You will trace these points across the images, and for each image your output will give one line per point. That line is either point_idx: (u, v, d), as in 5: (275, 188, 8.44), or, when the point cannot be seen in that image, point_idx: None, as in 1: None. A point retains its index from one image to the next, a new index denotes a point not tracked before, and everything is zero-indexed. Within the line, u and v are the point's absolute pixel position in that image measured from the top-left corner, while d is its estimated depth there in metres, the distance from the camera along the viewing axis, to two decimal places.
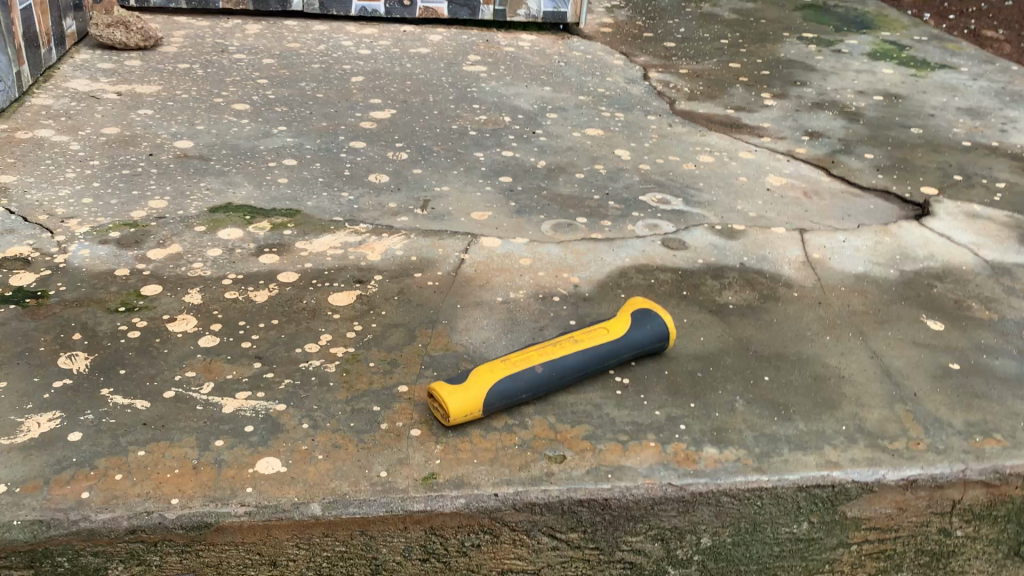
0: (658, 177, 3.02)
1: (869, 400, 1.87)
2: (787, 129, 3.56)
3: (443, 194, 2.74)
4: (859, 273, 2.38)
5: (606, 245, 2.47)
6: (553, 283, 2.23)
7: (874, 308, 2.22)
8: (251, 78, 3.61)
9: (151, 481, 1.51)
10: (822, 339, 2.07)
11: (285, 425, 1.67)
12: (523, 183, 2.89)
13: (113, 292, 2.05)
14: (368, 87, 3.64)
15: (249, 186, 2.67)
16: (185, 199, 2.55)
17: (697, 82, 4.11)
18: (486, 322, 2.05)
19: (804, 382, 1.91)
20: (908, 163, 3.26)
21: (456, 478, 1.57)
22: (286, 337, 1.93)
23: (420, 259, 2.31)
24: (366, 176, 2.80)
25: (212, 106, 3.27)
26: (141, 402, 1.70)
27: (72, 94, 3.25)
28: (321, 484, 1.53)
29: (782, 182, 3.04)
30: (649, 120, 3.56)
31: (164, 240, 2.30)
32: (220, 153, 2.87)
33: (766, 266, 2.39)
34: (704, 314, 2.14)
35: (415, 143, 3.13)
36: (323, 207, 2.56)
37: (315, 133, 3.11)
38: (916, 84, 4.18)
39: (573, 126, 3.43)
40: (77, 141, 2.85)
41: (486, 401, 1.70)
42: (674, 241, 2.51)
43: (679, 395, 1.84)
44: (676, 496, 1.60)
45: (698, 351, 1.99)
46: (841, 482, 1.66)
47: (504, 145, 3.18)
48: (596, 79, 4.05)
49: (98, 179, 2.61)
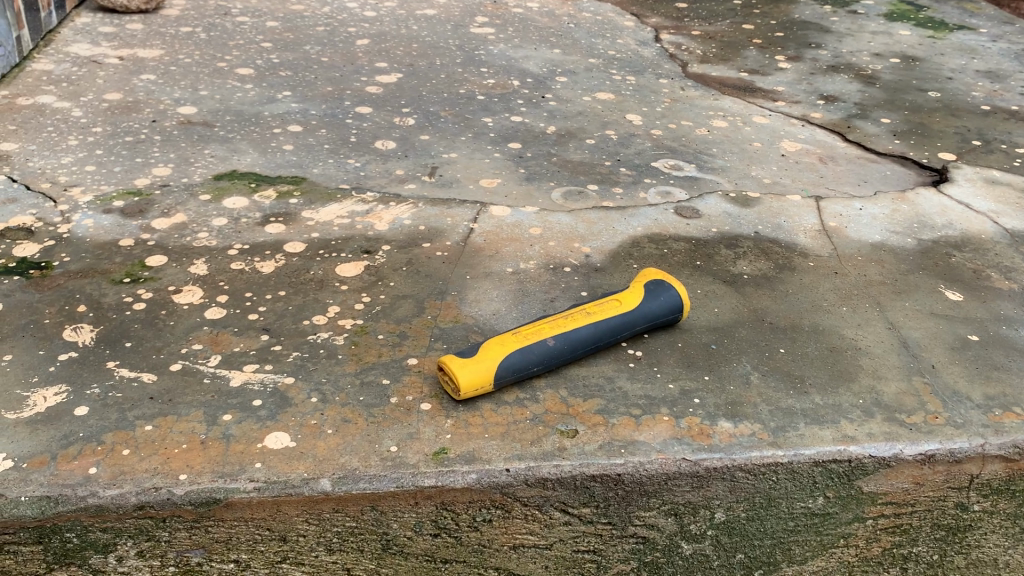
0: (670, 143, 2.96)
1: (886, 373, 1.84)
2: (801, 93, 3.49)
3: (451, 161, 2.69)
4: (876, 242, 2.34)
5: (617, 213, 2.43)
6: (565, 253, 2.20)
7: (891, 278, 2.18)
8: (255, 42, 3.55)
9: (158, 457, 1.50)
10: (838, 310, 2.04)
11: (293, 399, 1.64)
12: (533, 149, 2.84)
13: (117, 263, 2.02)
14: (374, 50, 3.57)
15: (255, 152, 2.62)
16: (189, 166, 2.51)
17: (709, 44, 4.03)
18: (496, 293, 2.01)
19: (820, 354, 1.88)
20: (926, 127, 3.20)
21: (467, 454, 1.55)
22: (294, 309, 1.90)
23: (429, 228, 2.27)
24: (373, 142, 2.76)
25: (216, 70, 3.21)
26: (147, 376, 1.68)
27: (74, 59, 3.19)
28: (330, 459, 1.52)
29: (797, 148, 2.99)
30: (660, 84, 3.49)
31: (168, 209, 2.26)
32: (225, 119, 2.83)
33: (781, 235, 2.35)
34: (718, 284, 2.10)
35: (422, 108, 3.07)
36: (329, 174, 2.52)
37: (320, 98, 3.06)
38: (933, 46, 4.09)
39: (583, 90, 3.37)
40: (79, 108, 2.81)
41: (496, 375, 1.67)
42: (687, 210, 2.47)
43: (692, 368, 1.81)
44: (690, 471, 1.58)
45: (711, 322, 1.96)
46: (857, 457, 1.63)
47: (512, 110, 3.12)
48: (607, 41, 3.97)
49: (101, 147, 2.57)
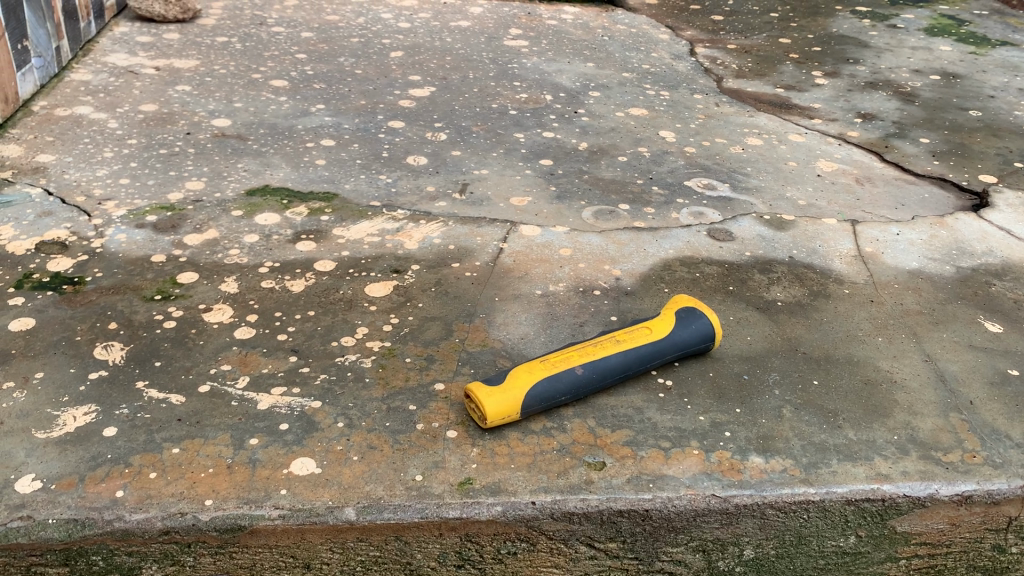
0: (704, 161, 2.93)
1: (922, 408, 1.80)
2: (838, 110, 3.44)
3: (482, 177, 2.69)
4: (913, 269, 2.29)
5: (649, 235, 2.40)
6: (595, 276, 2.17)
7: (929, 308, 2.14)
8: (290, 53, 3.56)
9: (184, 481, 1.50)
10: (873, 341, 2.00)
11: (320, 423, 1.64)
12: (564, 166, 2.82)
13: (148, 280, 2.04)
14: (408, 63, 3.57)
15: (287, 167, 2.63)
16: (222, 180, 2.52)
17: (745, 58, 3.99)
18: (524, 317, 2.00)
19: (854, 388, 1.85)
20: (966, 148, 3.14)
21: (493, 485, 1.53)
22: (322, 330, 1.90)
23: (459, 248, 2.26)
24: (404, 158, 2.76)
25: (250, 82, 3.23)
26: (176, 397, 1.69)
27: (111, 69, 3.23)
28: (356, 487, 1.51)
29: (833, 168, 2.94)
30: (695, 99, 3.46)
31: (200, 224, 2.27)
32: (258, 132, 2.84)
33: (816, 260, 2.31)
34: (751, 312, 2.07)
35: (454, 122, 3.06)
36: (360, 190, 2.53)
37: (353, 112, 3.06)
38: (975, 63, 4.01)
39: (616, 105, 3.34)
40: (116, 119, 2.83)
41: (523, 404, 1.66)
42: (720, 232, 2.43)
43: (723, 400, 1.78)
44: (719, 508, 1.56)
45: (743, 352, 1.93)
46: (891, 496, 1.59)
47: (544, 125, 3.10)
48: (642, 54, 3.94)
49: (136, 160, 2.59)
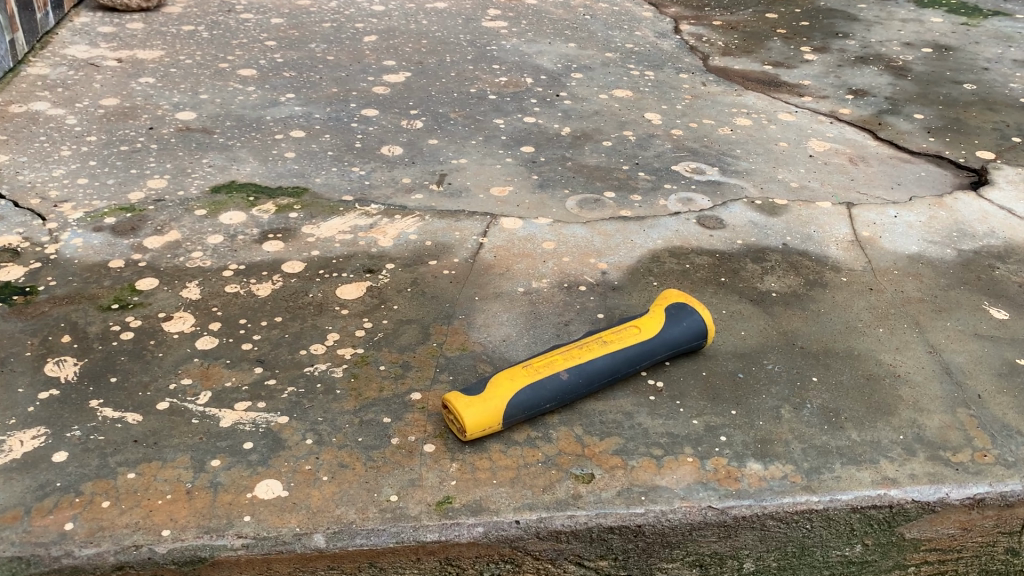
0: (691, 144, 2.81)
1: (928, 404, 1.71)
2: (828, 87, 3.32)
3: (461, 167, 2.57)
4: (913, 254, 2.19)
5: (636, 224, 2.28)
6: (579, 271, 2.06)
7: (930, 295, 2.03)
8: (259, 40, 3.41)
9: (140, 510, 1.39)
10: (874, 332, 1.90)
11: (287, 441, 1.53)
12: (546, 153, 2.70)
13: (106, 287, 1.91)
14: (382, 47, 3.43)
15: (255, 162, 2.51)
16: (186, 177, 2.40)
17: (732, 34, 3.86)
18: (506, 317, 1.89)
19: (855, 385, 1.75)
20: (962, 124, 3.03)
21: (473, 503, 1.43)
22: (290, 337, 1.78)
23: (436, 244, 2.14)
24: (378, 148, 2.63)
25: (217, 72, 3.09)
26: (132, 416, 1.58)
27: (70, 62, 3.07)
28: (325, 511, 1.40)
29: (825, 147, 2.84)
30: (681, 79, 3.34)
31: (161, 225, 2.15)
32: (224, 125, 2.71)
33: (811, 246, 2.19)
34: (745, 304, 1.96)
35: (430, 109, 2.93)
36: (332, 184, 2.40)
37: (324, 101, 2.92)
38: (967, 34, 3.89)
39: (599, 87, 3.21)
40: (74, 114, 2.69)
41: (505, 414, 1.55)
42: (710, 219, 2.31)
43: (718, 402, 1.68)
44: (715, 521, 1.46)
45: (738, 348, 1.82)
46: (898, 502, 1.51)
47: (525, 110, 2.98)
48: (625, 33, 3.81)
49: (95, 157, 2.46)
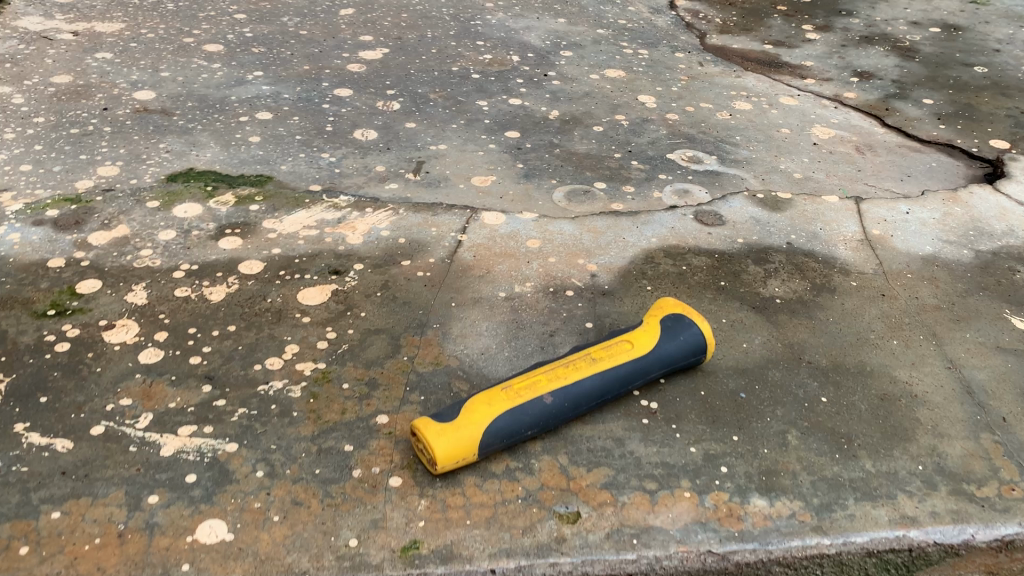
0: (688, 130, 2.63)
1: (948, 429, 1.55)
2: (832, 68, 3.14)
3: (440, 154, 2.38)
4: (927, 255, 2.02)
5: (628, 220, 2.11)
6: (566, 273, 1.89)
7: (947, 301, 1.87)
8: (227, 12, 3.19)
9: (62, 557, 1.22)
10: (888, 344, 1.73)
11: (234, 474, 1.36)
12: (532, 139, 2.51)
13: (42, 290, 1.73)
14: (359, 22, 3.21)
15: (216, 147, 2.31)
16: (140, 164, 2.20)
17: (730, 10, 3.66)
18: (485, 326, 1.72)
19: (868, 405, 1.59)
20: (974, 110, 2.85)
21: (444, 549, 1.26)
22: (244, 350, 1.61)
23: (410, 241, 1.96)
24: (351, 132, 2.44)
25: (180, 48, 2.88)
26: (62, 443, 1.40)
27: (22, 35, 2.85)
28: (275, 558, 1.23)
29: (830, 134, 2.67)
30: (677, 58, 3.14)
31: (109, 219, 1.96)
32: (185, 106, 2.51)
33: (817, 246, 2.02)
34: (747, 312, 1.79)
35: (409, 89, 2.73)
36: (299, 172, 2.22)
37: (294, 79, 2.72)
38: (976, 13, 3.71)
39: (590, 66, 3.01)
40: (21, 93, 2.49)
41: (481, 443, 1.38)
42: (708, 215, 2.13)
43: (718, 426, 1.51)
44: (716, 568, 1.30)
45: (739, 363, 1.66)
46: (919, 544, 1.35)
47: (510, 91, 2.78)
48: (618, 8, 3.60)
49: (41, 141, 2.26)
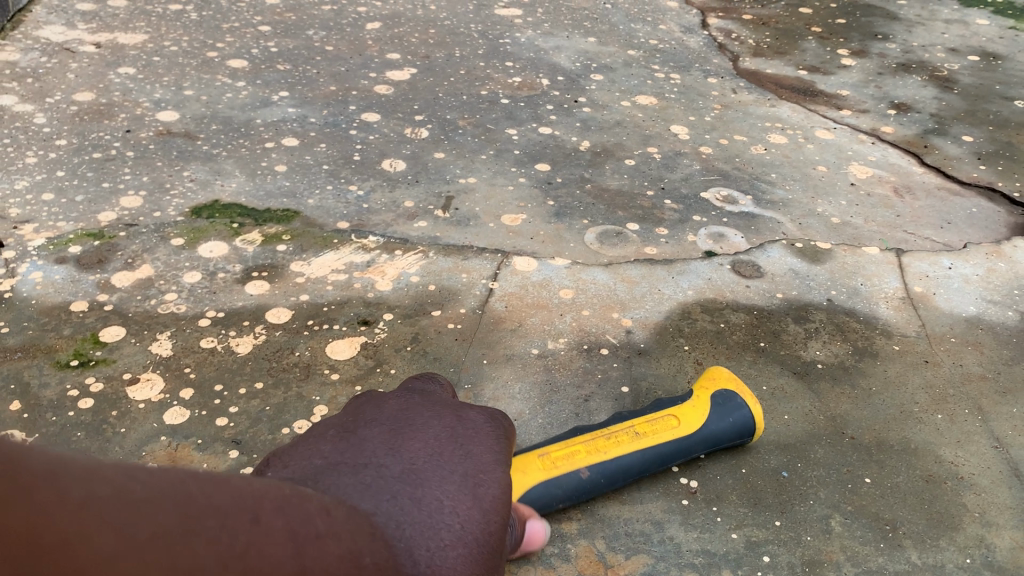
0: (721, 165, 2.57)
1: (997, 516, 1.50)
2: (869, 98, 3.07)
3: (469, 188, 2.33)
4: (971, 316, 1.96)
5: (663, 269, 2.05)
6: (601, 329, 1.84)
7: (993, 371, 1.81)
8: (252, 24, 3.13)
9: None
10: (932, 419, 1.68)
11: None
12: (563, 173, 2.45)
13: (64, 337, 1.68)
14: (386, 37, 3.15)
15: (241, 176, 2.26)
16: (164, 194, 2.15)
17: (763, 30, 3.58)
18: (518, 388, 1.67)
19: (913, 488, 1.53)
20: (1014, 149, 2.79)
21: None
22: (271, 411, 1.56)
23: (441, 289, 1.91)
24: (379, 163, 2.39)
25: (204, 63, 2.82)
26: None
27: (44, 46, 2.80)
28: None
29: (868, 173, 2.60)
30: (709, 84, 3.07)
31: (132, 257, 1.91)
32: (210, 129, 2.46)
33: (858, 304, 1.97)
34: (787, 379, 1.74)
35: (437, 114, 2.68)
36: (327, 207, 2.17)
37: (321, 101, 2.67)
38: (1015, 40, 3.63)
39: (621, 92, 2.95)
40: (44, 113, 2.44)
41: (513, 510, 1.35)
42: (745, 265, 2.08)
43: (760, 509, 1.47)
44: None
45: (780, 438, 1.61)
46: None
47: (540, 118, 2.72)
48: (648, 26, 3.53)
49: (64, 167, 2.22)
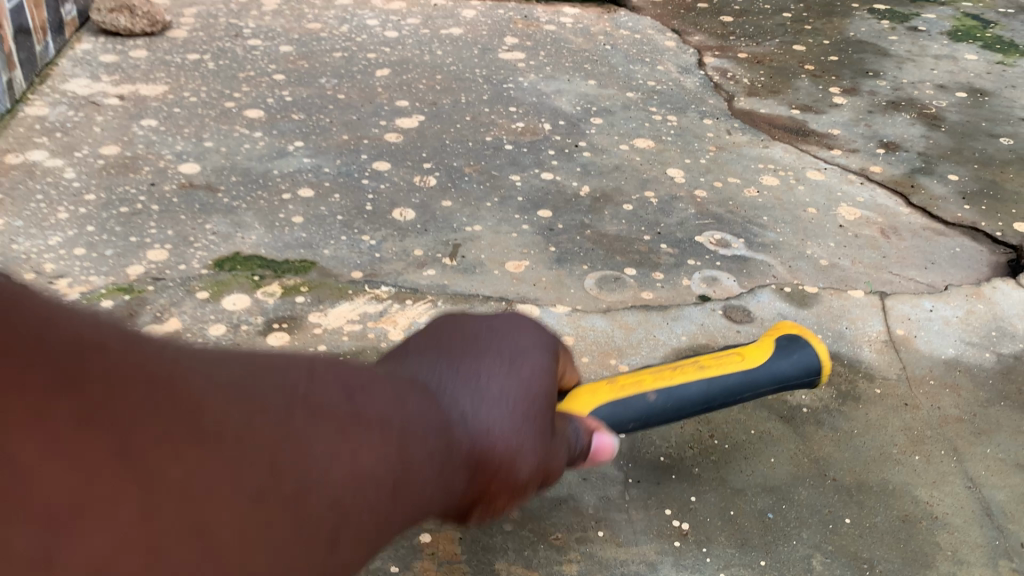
0: (715, 209, 2.69)
1: (968, 554, 1.61)
2: (859, 138, 3.19)
3: (475, 236, 2.45)
4: (950, 358, 2.08)
5: (658, 315, 2.17)
6: (599, 375, 1.96)
7: (969, 412, 1.93)
8: (266, 73, 3.28)
9: None
10: (910, 461, 1.79)
11: None
12: (564, 219, 2.58)
13: None
14: (394, 85, 3.29)
15: (260, 228, 2.40)
16: (188, 248, 2.29)
17: (758, 69, 3.71)
18: None
19: (891, 527, 1.65)
20: (998, 188, 2.90)
21: None
22: None
23: None
24: (390, 212, 2.52)
25: (222, 113, 2.96)
26: None
27: (71, 100, 2.95)
28: None
29: (856, 214, 2.72)
30: (705, 125, 3.20)
31: (161, 311, 2.05)
32: (229, 181, 2.59)
33: (843, 347, 2.09)
34: (774, 423, 1.86)
35: (444, 162, 2.81)
36: (341, 258, 2.30)
37: (333, 151, 2.80)
38: (1003, 76, 3.75)
39: (620, 135, 3.08)
40: (73, 168, 2.58)
41: None
42: (737, 310, 2.20)
43: (747, 550, 1.58)
44: None
45: (767, 480, 1.72)
46: None
47: (543, 164, 2.85)
48: (647, 67, 3.66)
49: (93, 222, 2.35)
